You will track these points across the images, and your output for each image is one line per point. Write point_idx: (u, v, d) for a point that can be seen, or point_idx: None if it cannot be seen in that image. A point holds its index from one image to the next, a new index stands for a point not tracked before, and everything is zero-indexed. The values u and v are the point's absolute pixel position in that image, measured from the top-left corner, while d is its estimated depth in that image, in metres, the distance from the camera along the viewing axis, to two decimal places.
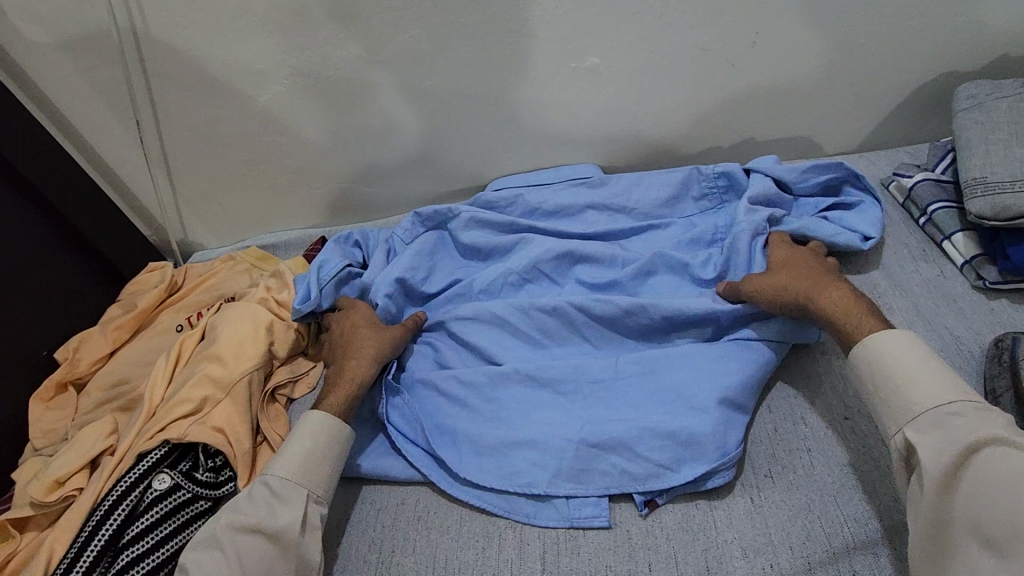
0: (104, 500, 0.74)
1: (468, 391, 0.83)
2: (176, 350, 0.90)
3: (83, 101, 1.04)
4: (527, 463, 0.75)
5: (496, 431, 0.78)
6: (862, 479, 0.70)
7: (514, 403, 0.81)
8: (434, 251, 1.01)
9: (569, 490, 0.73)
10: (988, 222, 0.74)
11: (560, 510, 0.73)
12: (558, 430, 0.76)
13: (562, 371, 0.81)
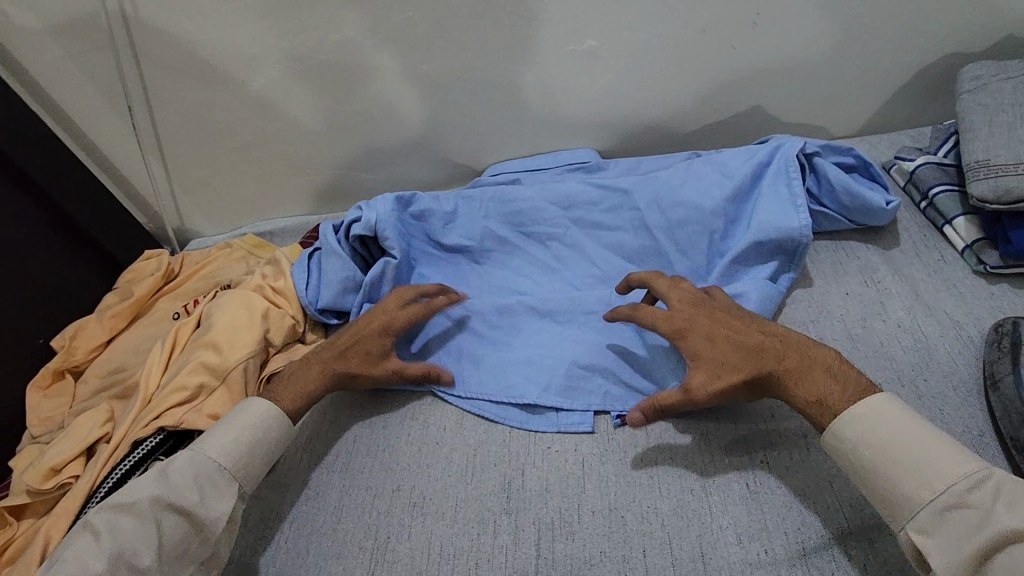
0: (99, 488, 0.74)
1: (469, 319, 0.88)
2: (172, 338, 0.89)
3: (74, 87, 1.03)
4: (522, 378, 0.81)
5: (496, 351, 0.84)
6: None
7: (514, 330, 0.86)
8: None
9: (557, 402, 0.78)
10: (990, 205, 0.72)
11: (550, 419, 0.78)
12: (551, 350, 0.82)
13: (559, 304, 0.86)
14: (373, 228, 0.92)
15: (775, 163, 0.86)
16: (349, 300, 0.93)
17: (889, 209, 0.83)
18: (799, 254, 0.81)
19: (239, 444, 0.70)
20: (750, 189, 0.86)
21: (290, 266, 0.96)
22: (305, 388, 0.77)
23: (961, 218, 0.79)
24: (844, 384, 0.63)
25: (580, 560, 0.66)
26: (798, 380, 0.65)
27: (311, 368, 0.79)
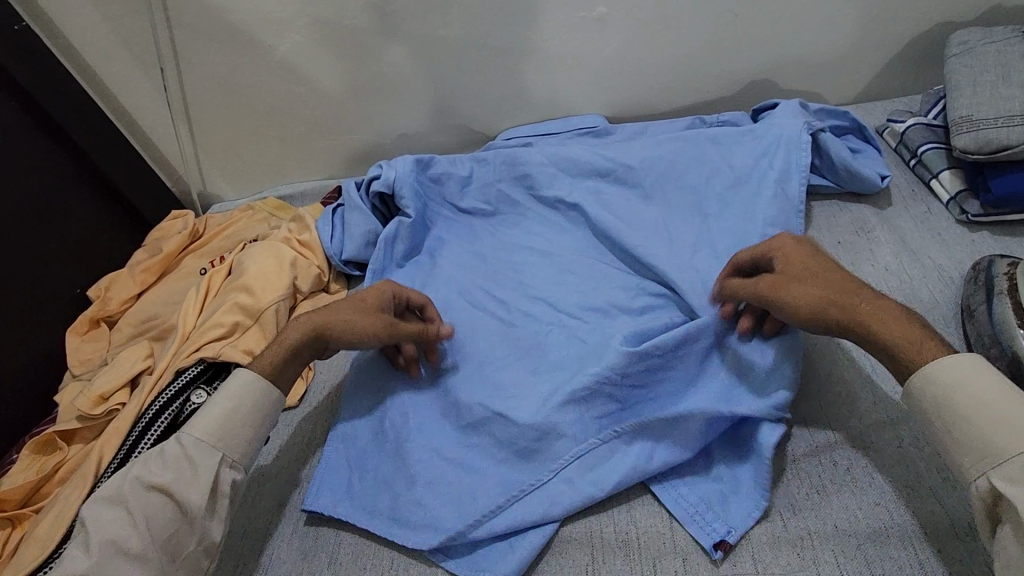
0: (145, 412, 0.80)
1: (478, 269, 0.96)
2: (206, 284, 0.95)
3: (107, 50, 1.08)
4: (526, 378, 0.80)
5: (507, 347, 0.84)
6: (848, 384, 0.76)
7: (525, 277, 0.92)
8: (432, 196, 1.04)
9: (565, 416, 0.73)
10: (972, 156, 0.78)
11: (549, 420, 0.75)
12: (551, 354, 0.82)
13: (570, 262, 0.93)
14: (392, 186, 0.99)
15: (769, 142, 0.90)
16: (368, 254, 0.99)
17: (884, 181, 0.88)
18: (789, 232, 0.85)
19: (230, 416, 0.69)
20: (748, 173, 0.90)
21: (315, 222, 1.02)
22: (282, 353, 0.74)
23: (946, 173, 0.85)
24: (923, 341, 0.61)
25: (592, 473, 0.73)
26: (880, 326, 0.62)
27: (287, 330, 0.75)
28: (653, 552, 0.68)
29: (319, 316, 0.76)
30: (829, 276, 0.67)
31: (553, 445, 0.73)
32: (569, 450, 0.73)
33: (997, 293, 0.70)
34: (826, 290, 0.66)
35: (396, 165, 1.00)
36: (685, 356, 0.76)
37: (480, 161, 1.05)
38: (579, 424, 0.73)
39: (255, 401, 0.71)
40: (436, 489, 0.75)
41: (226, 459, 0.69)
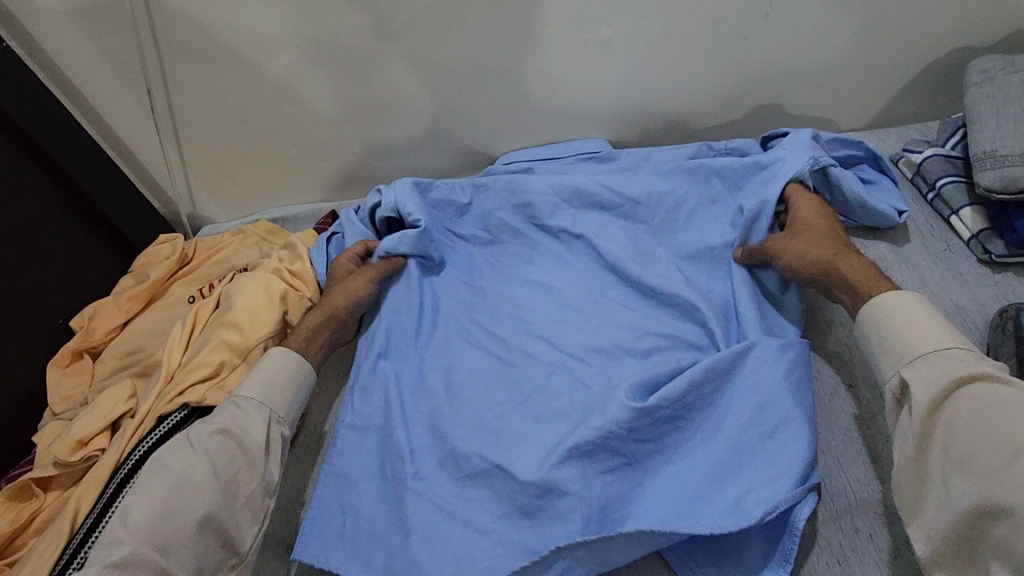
0: (125, 460, 0.76)
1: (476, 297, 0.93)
2: (192, 317, 0.91)
3: (93, 70, 1.04)
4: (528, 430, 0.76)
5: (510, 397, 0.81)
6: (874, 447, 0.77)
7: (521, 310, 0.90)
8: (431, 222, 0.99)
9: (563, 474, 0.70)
10: (996, 194, 0.74)
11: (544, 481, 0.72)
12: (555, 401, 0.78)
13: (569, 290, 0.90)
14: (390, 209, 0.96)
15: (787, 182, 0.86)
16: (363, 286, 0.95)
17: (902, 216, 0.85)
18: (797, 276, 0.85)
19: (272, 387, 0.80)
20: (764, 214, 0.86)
21: (306, 251, 0.98)
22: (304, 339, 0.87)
23: (967, 209, 0.81)
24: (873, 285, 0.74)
25: None
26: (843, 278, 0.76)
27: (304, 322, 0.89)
28: None
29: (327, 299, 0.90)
30: (826, 233, 0.80)
31: (555, 503, 0.70)
32: (574, 511, 0.69)
33: None
34: (817, 245, 0.79)
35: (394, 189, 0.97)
36: (693, 406, 0.74)
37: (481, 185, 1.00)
38: (581, 477, 0.70)
39: (297, 369, 0.83)
40: (440, 549, 0.72)
41: (274, 418, 0.79)
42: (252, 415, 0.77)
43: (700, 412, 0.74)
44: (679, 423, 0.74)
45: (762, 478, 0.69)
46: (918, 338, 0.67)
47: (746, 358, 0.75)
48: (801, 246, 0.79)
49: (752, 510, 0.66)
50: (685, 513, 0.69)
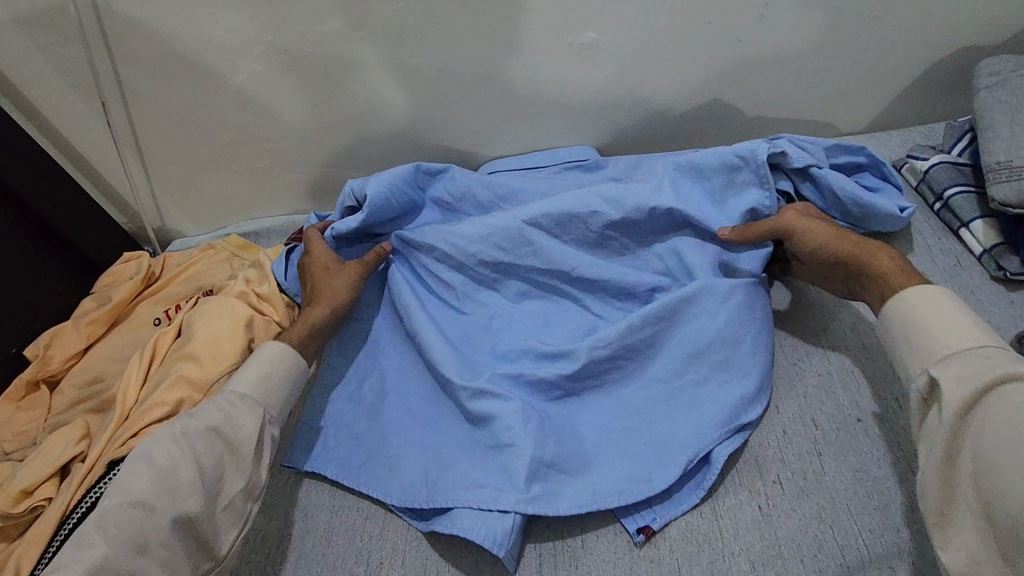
0: (72, 514, 0.69)
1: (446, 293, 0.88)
2: (151, 348, 0.84)
3: (44, 82, 0.97)
4: (491, 407, 0.73)
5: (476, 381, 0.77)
6: (880, 490, 0.66)
7: (484, 307, 0.86)
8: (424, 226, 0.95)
9: (520, 446, 0.69)
10: (1012, 209, 0.69)
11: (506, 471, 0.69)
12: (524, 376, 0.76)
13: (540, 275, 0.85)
14: (378, 200, 0.90)
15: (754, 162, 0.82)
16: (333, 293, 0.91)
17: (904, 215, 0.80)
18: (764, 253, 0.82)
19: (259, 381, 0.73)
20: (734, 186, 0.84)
21: (273, 267, 0.92)
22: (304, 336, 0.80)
23: (979, 222, 0.76)
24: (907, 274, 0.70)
25: None
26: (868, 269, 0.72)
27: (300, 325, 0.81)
28: None
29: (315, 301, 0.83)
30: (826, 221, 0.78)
31: (504, 460, 0.69)
32: (517, 458, 0.69)
33: None
34: (832, 235, 0.76)
35: (388, 176, 0.91)
36: (632, 350, 0.76)
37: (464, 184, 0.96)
38: (521, 415, 0.71)
39: (295, 365, 0.77)
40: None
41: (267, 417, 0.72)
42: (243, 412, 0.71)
43: (646, 353, 0.76)
44: (620, 362, 0.76)
45: (689, 416, 0.71)
46: (947, 328, 0.62)
47: (688, 304, 0.77)
48: (812, 233, 0.77)
49: (677, 449, 0.69)
50: (621, 446, 0.71)
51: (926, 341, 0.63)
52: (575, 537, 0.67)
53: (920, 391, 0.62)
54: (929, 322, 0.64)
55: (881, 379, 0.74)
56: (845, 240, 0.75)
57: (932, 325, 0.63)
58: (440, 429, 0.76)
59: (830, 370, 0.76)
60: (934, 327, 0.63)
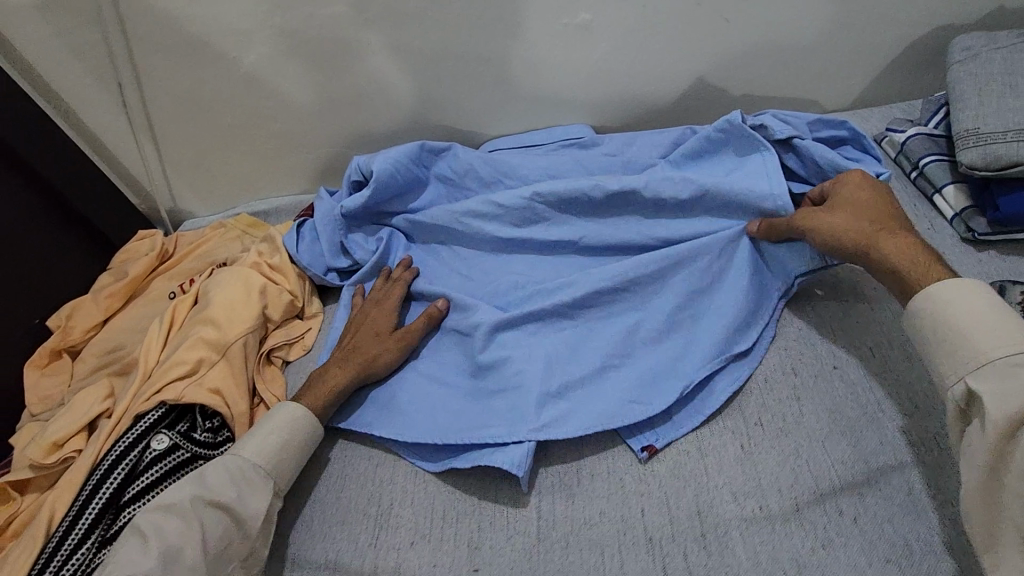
0: (101, 462, 0.74)
1: (460, 265, 0.94)
2: (170, 315, 0.89)
3: (61, 65, 1.01)
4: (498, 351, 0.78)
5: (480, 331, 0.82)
6: (851, 425, 0.69)
7: (493, 271, 0.92)
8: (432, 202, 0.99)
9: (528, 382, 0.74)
10: (979, 172, 0.74)
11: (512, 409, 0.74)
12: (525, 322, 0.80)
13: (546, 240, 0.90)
14: (385, 174, 0.93)
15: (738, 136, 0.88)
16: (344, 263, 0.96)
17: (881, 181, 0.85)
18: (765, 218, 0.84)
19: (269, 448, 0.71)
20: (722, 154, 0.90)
21: (284, 240, 0.96)
22: (329, 387, 0.77)
23: (950, 187, 0.81)
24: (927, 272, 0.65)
25: (580, 521, 0.67)
26: (882, 257, 0.68)
27: (332, 370, 0.79)
28: None
29: (351, 352, 0.81)
30: (846, 206, 0.73)
31: (511, 400, 0.74)
32: (523, 397, 0.73)
33: None
34: (848, 221, 0.71)
35: (393, 152, 0.95)
36: (628, 298, 0.80)
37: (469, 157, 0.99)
38: (526, 355, 0.77)
39: (309, 433, 0.74)
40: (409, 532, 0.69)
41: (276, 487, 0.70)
42: (252, 486, 0.68)
43: (648, 291, 0.79)
44: (625, 295, 0.79)
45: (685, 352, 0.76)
46: (980, 332, 0.59)
47: (673, 265, 0.80)
48: (826, 220, 0.72)
49: (671, 379, 0.74)
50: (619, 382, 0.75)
51: (956, 345, 0.60)
52: (572, 476, 0.70)
53: (957, 400, 0.59)
54: (957, 326, 0.60)
55: (857, 327, 0.77)
56: (862, 223, 0.70)
57: (971, 327, 0.59)
58: (443, 380, 0.80)
59: (811, 321, 0.79)
60: (974, 330, 0.59)
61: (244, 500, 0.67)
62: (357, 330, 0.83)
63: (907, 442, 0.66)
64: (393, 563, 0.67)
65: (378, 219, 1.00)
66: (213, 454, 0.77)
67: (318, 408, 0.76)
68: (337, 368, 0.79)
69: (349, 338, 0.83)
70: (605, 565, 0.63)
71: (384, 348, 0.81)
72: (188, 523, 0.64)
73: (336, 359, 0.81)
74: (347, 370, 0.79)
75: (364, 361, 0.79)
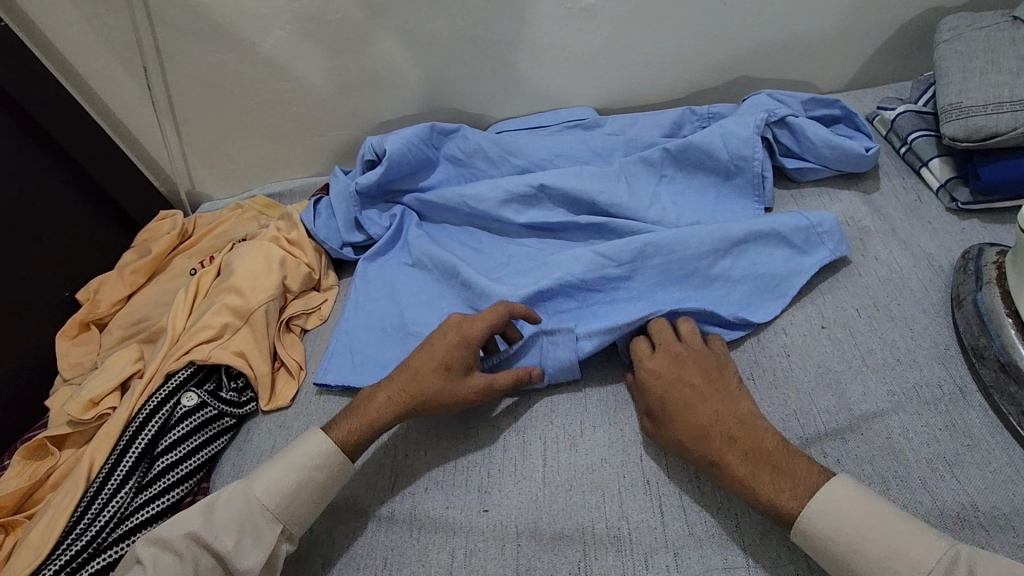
0: (136, 416, 0.80)
1: (470, 244, 0.98)
2: (195, 285, 0.94)
3: (89, 49, 1.06)
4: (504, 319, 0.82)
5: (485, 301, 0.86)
6: (838, 377, 0.73)
7: (502, 251, 0.95)
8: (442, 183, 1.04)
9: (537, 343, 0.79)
10: (961, 143, 0.79)
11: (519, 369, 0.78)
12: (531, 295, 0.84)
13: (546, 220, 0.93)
14: (397, 154, 0.98)
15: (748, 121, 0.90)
16: (359, 237, 1.01)
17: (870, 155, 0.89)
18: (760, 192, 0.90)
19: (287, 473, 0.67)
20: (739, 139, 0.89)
21: (302, 216, 1.01)
22: (369, 417, 0.71)
23: (936, 160, 0.87)
24: (793, 481, 0.60)
25: (583, 466, 0.71)
26: (730, 457, 0.62)
27: (378, 394, 0.73)
28: (645, 547, 0.64)
29: (413, 381, 0.72)
30: (696, 396, 0.67)
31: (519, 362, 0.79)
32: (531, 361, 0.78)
33: (985, 281, 0.72)
34: (714, 411, 0.65)
35: (404, 133, 0.99)
36: (631, 271, 0.83)
37: (475, 138, 1.04)
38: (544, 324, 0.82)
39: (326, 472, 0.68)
40: (423, 479, 0.73)
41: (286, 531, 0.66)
42: (261, 525, 0.65)
43: (645, 263, 0.82)
44: (630, 281, 0.82)
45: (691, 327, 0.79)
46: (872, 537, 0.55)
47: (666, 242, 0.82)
48: (685, 420, 0.66)
49: None
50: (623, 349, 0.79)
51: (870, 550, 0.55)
52: (575, 429, 0.75)
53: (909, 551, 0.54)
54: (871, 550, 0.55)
55: (843, 293, 0.80)
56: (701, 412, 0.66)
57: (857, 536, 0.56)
58: None
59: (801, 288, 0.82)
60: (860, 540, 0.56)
61: (243, 551, 0.63)
62: (428, 350, 0.74)
63: (887, 391, 0.71)
64: (409, 505, 0.71)
65: (390, 197, 1.04)
66: (239, 413, 0.84)
67: (352, 447, 0.70)
68: (383, 397, 0.72)
69: (417, 360, 0.73)
70: (606, 504, 0.68)
71: (450, 388, 0.71)
72: (182, 564, 0.62)
73: (391, 380, 0.73)
74: (397, 405, 0.72)
75: (419, 396, 0.71)
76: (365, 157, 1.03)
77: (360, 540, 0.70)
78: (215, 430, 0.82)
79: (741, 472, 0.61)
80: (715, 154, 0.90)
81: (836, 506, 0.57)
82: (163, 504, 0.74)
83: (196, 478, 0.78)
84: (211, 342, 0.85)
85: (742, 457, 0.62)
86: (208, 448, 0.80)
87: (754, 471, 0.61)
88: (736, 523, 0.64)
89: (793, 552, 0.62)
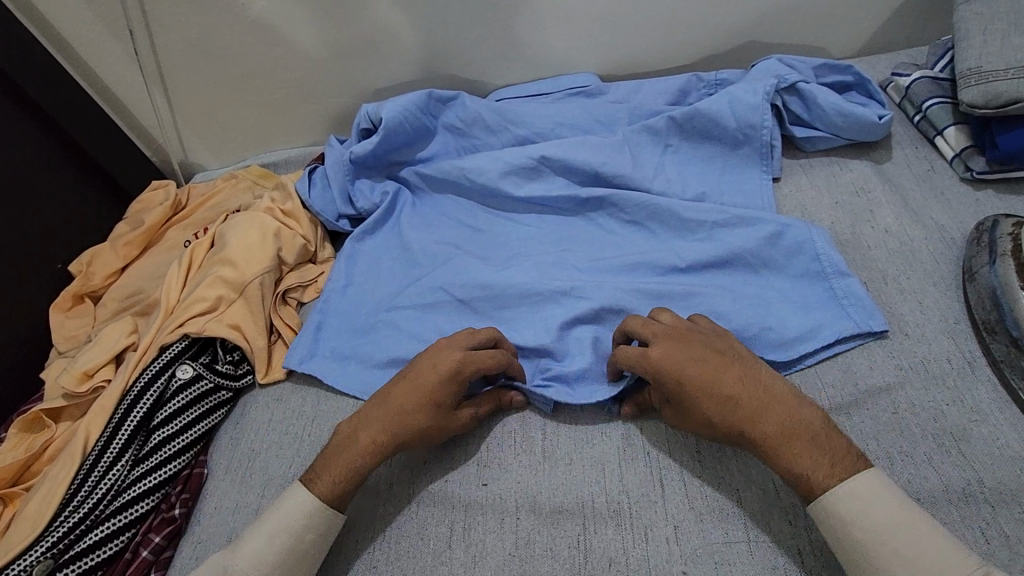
0: (131, 388, 0.79)
1: (467, 220, 0.95)
2: (188, 256, 0.92)
3: (72, 12, 1.02)
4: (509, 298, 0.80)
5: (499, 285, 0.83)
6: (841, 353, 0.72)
7: (501, 229, 0.92)
8: (440, 155, 1.01)
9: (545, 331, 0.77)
10: (980, 110, 0.77)
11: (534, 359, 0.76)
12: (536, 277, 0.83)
13: (548, 194, 0.90)
14: (393, 122, 0.94)
15: (757, 88, 0.87)
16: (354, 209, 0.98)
17: (884, 123, 0.86)
18: (769, 161, 0.88)
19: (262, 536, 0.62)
20: (747, 106, 0.86)
21: (297, 187, 0.98)
22: (350, 466, 0.65)
23: (952, 129, 0.84)
24: (832, 452, 0.58)
25: (583, 441, 0.71)
26: (766, 434, 0.60)
27: (359, 436, 0.66)
28: (645, 521, 0.64)
29: (396, 417, 0.66)
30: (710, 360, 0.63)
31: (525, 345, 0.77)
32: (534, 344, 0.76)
33: (999, 253, 0.70)
34: (739, 380, 0.62)
35: (402, 100, 0.96)
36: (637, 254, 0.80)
37: (474, 107, 1.00)
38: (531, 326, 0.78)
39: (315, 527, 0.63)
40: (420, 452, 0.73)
41: None
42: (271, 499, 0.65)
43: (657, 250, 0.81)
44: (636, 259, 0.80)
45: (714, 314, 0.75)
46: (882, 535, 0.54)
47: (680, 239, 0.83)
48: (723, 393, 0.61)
49: None
50: None
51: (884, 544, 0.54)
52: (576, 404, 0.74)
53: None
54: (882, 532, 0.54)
55: (857, 261, 0.79)
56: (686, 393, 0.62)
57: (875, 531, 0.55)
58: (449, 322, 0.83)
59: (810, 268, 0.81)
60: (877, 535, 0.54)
61: None
62: (410, 386, 0.68)
63: (894, 366, 0.70)
64: (408, 480, 0.71)
65: (386, 168, 1.01)
66: (235, 386, 0.83)
67: (333, 499, 0.64)
68: (360, 434, 0.66)
69: (398, 391, 0.68)
70: (605, 480, 0.67)
71: (441, 424, 0.68)
72: None
73: (371, 419, 0.67)
74: (379, 448, 0.66)
75: (404, 435, 0.66)
76: (361, 127, 0.99)
77: (357, 510, 0.70)
78: (211, 403, 0.81)
79: (776, 450, 0.59)
80: (721, 122, 0.87)
81: (861, 498, 0.56)
82: (159, 477, 0.74)
83: (194, 450, 0.78)
84: (205, 316, 0.83)
85: (776, 428, 0.59)
86: (205, 421, 0.80)
87: (789, 448, 0.59)
88: (737, 498, 0.64)
89: (794, 526, 0.62)
